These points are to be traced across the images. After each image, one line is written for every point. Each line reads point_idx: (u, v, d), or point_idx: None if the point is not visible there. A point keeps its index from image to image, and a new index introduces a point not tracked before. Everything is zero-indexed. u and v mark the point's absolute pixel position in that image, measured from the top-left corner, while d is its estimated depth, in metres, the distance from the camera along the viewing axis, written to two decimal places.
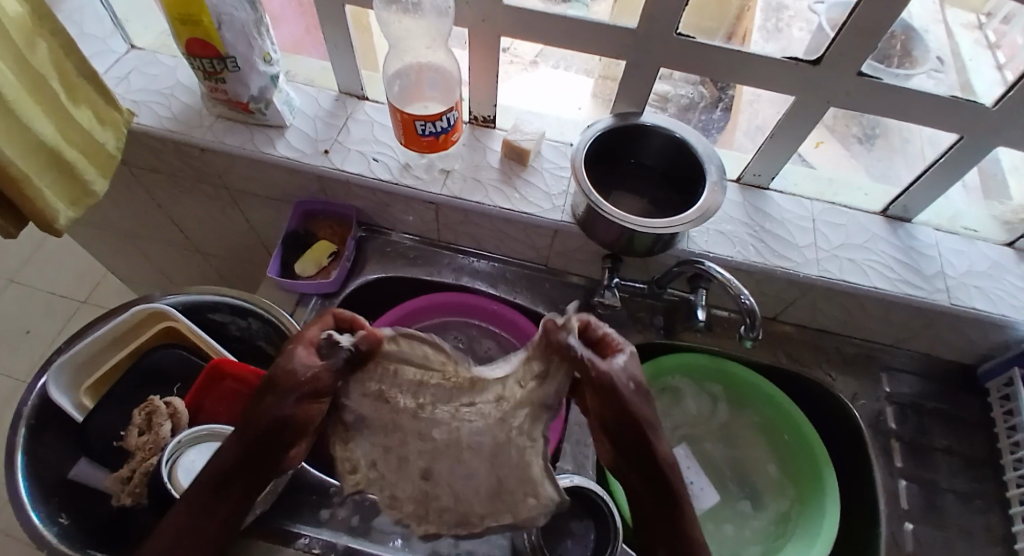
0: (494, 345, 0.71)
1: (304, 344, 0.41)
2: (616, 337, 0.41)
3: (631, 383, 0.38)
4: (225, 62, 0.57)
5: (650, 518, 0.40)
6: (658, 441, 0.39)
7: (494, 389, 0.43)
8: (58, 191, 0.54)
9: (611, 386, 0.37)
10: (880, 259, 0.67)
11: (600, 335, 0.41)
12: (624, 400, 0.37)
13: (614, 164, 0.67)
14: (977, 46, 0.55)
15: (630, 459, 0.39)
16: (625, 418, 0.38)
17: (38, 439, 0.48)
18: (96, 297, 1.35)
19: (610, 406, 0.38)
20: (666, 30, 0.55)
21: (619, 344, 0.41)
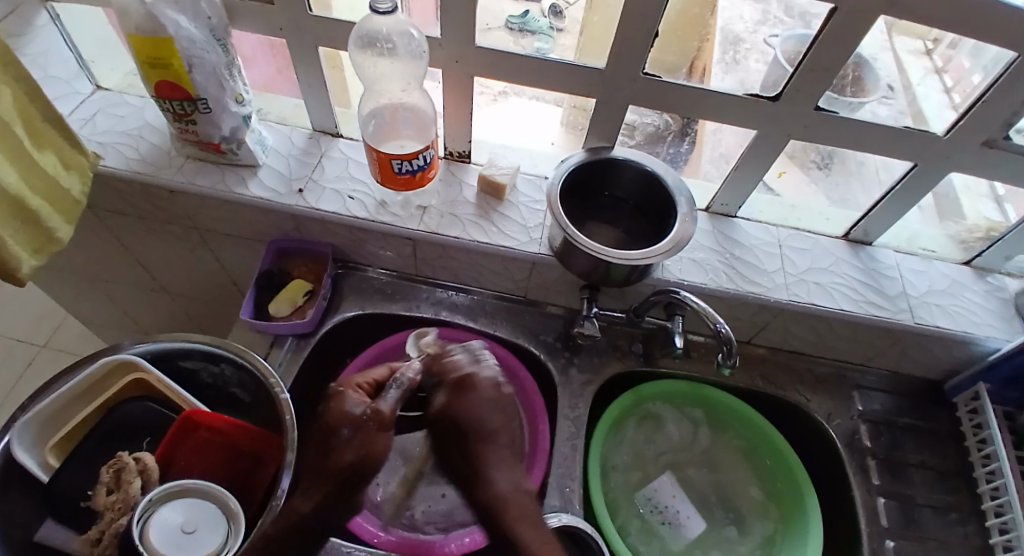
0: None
1: (352, 387, 0.50)
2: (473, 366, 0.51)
3: (447, 418, 0.48)
4: (195, 104, 0.56)
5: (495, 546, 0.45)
6: (489, 488, 0.46)
7: (443, 389, 0.50)
8: (21, 239, 0.53)
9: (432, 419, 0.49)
10: (846, 282, 0.70)
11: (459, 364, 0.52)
12: (438, 441, 0.50)
13: (589, 196, 0.68)
14: (925, 72, 0.60)
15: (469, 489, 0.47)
16: (454, 446, 0.48)
17: (3, 497, 0.45)
18: (56, 340, 1.29)
19: (439, 442, 0.49)
20: (634, 69, 0.57)
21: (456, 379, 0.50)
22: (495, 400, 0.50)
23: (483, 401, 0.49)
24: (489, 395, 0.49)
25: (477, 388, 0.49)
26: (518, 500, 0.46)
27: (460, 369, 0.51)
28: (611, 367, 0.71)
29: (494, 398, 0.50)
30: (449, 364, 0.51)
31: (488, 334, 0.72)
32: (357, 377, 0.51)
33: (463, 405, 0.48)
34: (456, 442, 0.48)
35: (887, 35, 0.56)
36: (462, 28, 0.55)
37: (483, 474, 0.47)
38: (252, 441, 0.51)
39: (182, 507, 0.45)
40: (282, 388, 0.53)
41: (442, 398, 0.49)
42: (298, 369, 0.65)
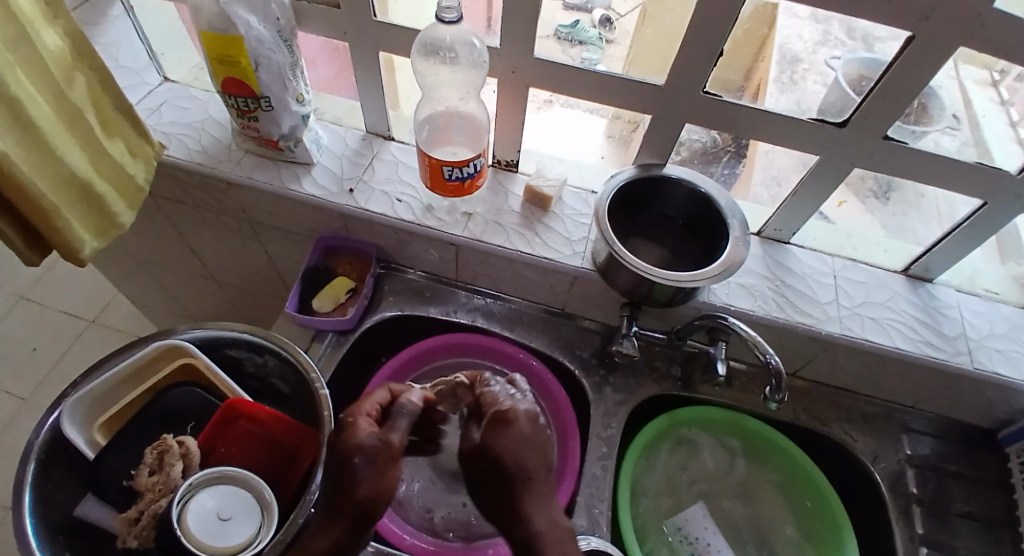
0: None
1: (360, 416, 0.43)
2: (493, 397, 0.48)
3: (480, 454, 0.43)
4: (259, 101, 0.58)
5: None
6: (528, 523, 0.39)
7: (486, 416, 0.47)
8: (85, 222, 0.55)
9: (467, 459, 0.44)
10: (902, 319, 0.66)
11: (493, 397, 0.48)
12: (475, 477, 0.43)
13: (636, 213, 0.67)
14: (990, 102, 0.56)
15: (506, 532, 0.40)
16: (488, 489, 0.42)
17: (47, 474, 0.46)
18: (105, 317, 1.35)
19: (478, 485, 0.43)
20: (693, 87, 0.56)
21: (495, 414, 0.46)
22: (531, 435, 0.45)
23: (521, 436, 0.43)
24: (527, 431, 0.44)
25: (516, 422, 0.45)
26: (561, 539, 0.39)
27: (496, 405, 0.47)
28: (647, 388, 0.70)
29: (525, 431, 0.44)
30: (486, 398, 0.48)
31: (524, 344, 0.72)
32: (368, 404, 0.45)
33: (502, 441, 0.43)
34: (490, 483, 0.42)
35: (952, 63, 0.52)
36: (521, 39, 0.55)
37: (520, 513, 0.40)
38: (289, 435, 0.52)
39: (219, 493, 0.46)
40: (321, 384, 0.53)
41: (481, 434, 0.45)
42: (337, 365, 0.66)
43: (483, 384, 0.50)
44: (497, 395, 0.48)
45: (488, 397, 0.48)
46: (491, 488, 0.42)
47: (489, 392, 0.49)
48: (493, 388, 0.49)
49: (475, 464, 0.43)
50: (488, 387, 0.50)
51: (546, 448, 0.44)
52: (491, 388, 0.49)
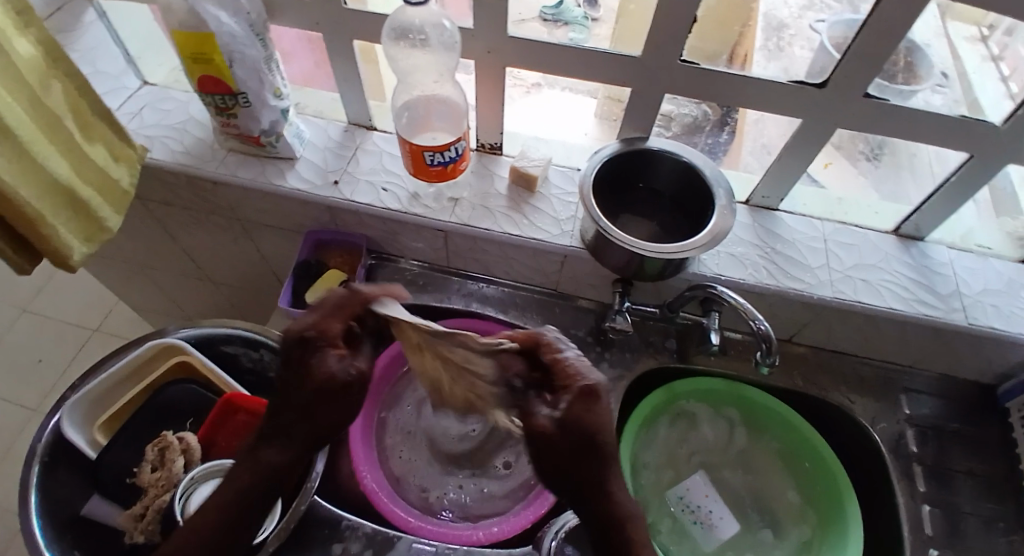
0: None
1: (331, 342, 0.45)
2: (575, 368, 0.44)
3: (561, 437, 0.41)
4: (236, 98, 0.58)
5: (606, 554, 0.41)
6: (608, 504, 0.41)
7: (564, 391, 0.43)
8: (71, 228, 0.54)
9: (544, 438, 0.42)
10: (894, 280, 0.66)
11: (573, 370, 0.44)
12: (557, 454, 0.41)
13: (622, 187, 0.67)
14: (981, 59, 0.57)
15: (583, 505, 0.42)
16: (571, 466, 0.41)
17: (51, 476, 0.47)
18: (108, 325, 1.36)
19: (550, 458, 0.41)
20: (670, 57, 0.55)
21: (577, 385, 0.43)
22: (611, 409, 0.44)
23: (608, 415, 0.42)
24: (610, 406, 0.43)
25: (601, 398, 0.43)
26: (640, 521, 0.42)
27: (581, 377, 0.43)
28: (642, 362, 0.70)
29: (608, 410, 0.43)
30: (564, 365, 0.45)
31: (519, 326, 0.72)
32: (337, 326, 0.45)
33: (589, 416, 0.41)
34: (578, 459, 0.41)
35: (941, 20, 0.53)
36: (495, 19, 0.55)
37: (607, 493, 0.42)
38: None
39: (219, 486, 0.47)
40: None
41: (564, 406, 0.42)
42: None
43: (561, 356, 0.45)
44: (574, 366, 0.45)
45: (570, 370, 0.44)
46: (571, 467, 0.41)
47: (569, 363, 0.45)
48: (574, 360, 0.45)
49: (557, 451, 0.41)
50: (563, 358, 0.45)
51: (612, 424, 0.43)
52: (570, 362, 0.45)
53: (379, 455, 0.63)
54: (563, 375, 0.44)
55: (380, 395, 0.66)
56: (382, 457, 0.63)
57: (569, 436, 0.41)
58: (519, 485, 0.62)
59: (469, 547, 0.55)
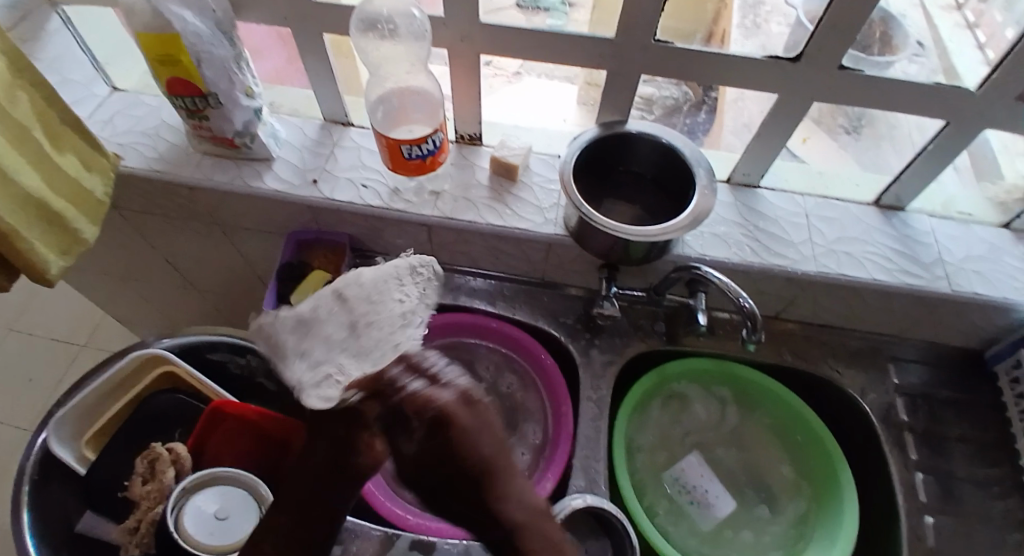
0: (516, 379, 0.68)
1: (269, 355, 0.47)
2: (423, 395, 0.40)
3: (433, 473, 0.39)
4: (207, 99, 0.56)
5: None
6: (506, 512, 0.39)
7: (416, 430, 0.40)
8: (48, 241, 0.53)
9: (417, 482, 0.40)
10: (878, 251, 0.67)
11: (421, 401, 0.40)
12: (436, 493, 0.39)
13: (603, 171, 0.66)
14: (957, 27, 0.56)
15: (476, 526, 0.39)
16: (450, 497, 0.39)
17: (42, 495, 0.46)
18: (96, 340, 1.34)
19: (433, 494, 0.40)
20: (645, 37, 0.54)
21: (426, 413, 0.40)
22: (476, 413, 0.41)
23: (468, 431, 0.39)
24: (471, 417, 0.40)
25: (456, 418, 0.39)
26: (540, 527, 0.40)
27: (427, 408, 0.40)
28: (633, 347, 0.70)
29: (459, 435, 0.39)
30: (410, 404, 0.40)
31: (508, 317, 0.72)
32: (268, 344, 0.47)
33: (451, 445, 0.39)
34: (455, 492, 0.39)
35: None
36: (467, 6, 0.54)
37: (493, 511, 0.38)
38: (274, 424, 0.51)
39: (214, 497, 0.46)
40: None
41: (421, 445, 0.40)
42: None
43: (405, 392, 0.41)
44: (419, 400, 0.40)
45: (416, 407, 0.40)
46: (452, 496, 0.39)
47: (415, 397, 0.41)
48: (414, 391, 0.41)
49: (433, 485, 0.39)
50: (408, 391, 0.41)
51: (482, 434, 0.40)
52: (415, 393, 0.41)
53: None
54: (411, 412, 0.40)
55: None
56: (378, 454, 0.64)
57: (440, 471, 0.39)
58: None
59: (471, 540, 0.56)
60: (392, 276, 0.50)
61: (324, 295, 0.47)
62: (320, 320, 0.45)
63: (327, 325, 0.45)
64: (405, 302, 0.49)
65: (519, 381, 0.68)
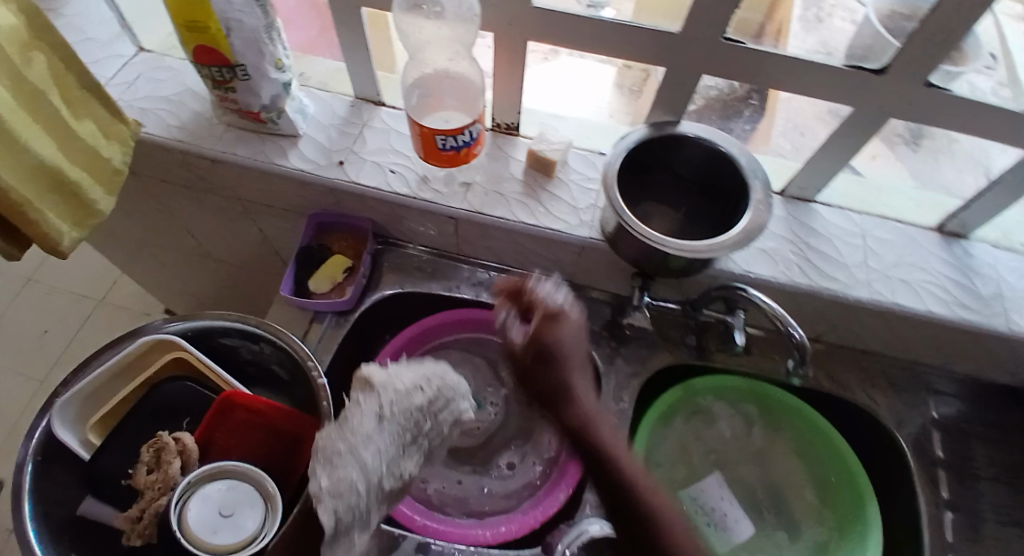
0: None
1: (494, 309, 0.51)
2: (543, 291, 0.50)
3: (530, 354, 0.47)
4: (235, 70, 0.53)
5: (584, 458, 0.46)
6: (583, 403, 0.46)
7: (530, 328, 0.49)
8: (61, 212, 0.51)
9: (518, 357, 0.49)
10: (934, 280, 0.62)
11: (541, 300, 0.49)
12: (534, 371, 0.47)
13: (648, 174, 0.62)
14: None
15: (557, 409, 0.47)
16: (544, 377, 0.47)
17: (46, 476, 0.45)
18: (114, 298, 1.34)
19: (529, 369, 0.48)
20: (711, 34, 0.49)
21: (558, 333, 0.47)
22: (580, 327, 0.49)
23: (575, 329, 0.48)
24: (578, 324, 0.48)
25: (564, 314, 0.48)
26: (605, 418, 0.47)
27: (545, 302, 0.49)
28: (659, 359, 0.67)
29: (570, 325, 0.48)
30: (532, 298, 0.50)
31: None
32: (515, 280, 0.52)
33: (554, 333, 0.47)
34: (548, 366, 0.46)
35: None
36: None
37: (572, 395, 0.46)
38: (288, 422, 0.50)
39: (222, 489, 0.44)
40: (319, 371, 0.51)
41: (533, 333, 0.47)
42: (338, 346, 0.63)
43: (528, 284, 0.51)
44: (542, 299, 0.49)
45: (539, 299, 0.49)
46: (547, 384, 0.47)
47: (537, 291, 0.50)
48: (539, 286, 0.50)
49: (532, 374, 0.47)
50: (530, 288, 0.50)
51: (579, 335, 0.48)
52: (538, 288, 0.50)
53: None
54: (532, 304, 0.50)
55: None
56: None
57: (536, 365, 0.47)
58: (524, 485, 0.61)
59: (476, 547, 0.54)
60: (425, 387, 0.46)
61: (365, 408, 0.42)
62: (366, 440, 0.41)
63: (374, 443, 0.42)
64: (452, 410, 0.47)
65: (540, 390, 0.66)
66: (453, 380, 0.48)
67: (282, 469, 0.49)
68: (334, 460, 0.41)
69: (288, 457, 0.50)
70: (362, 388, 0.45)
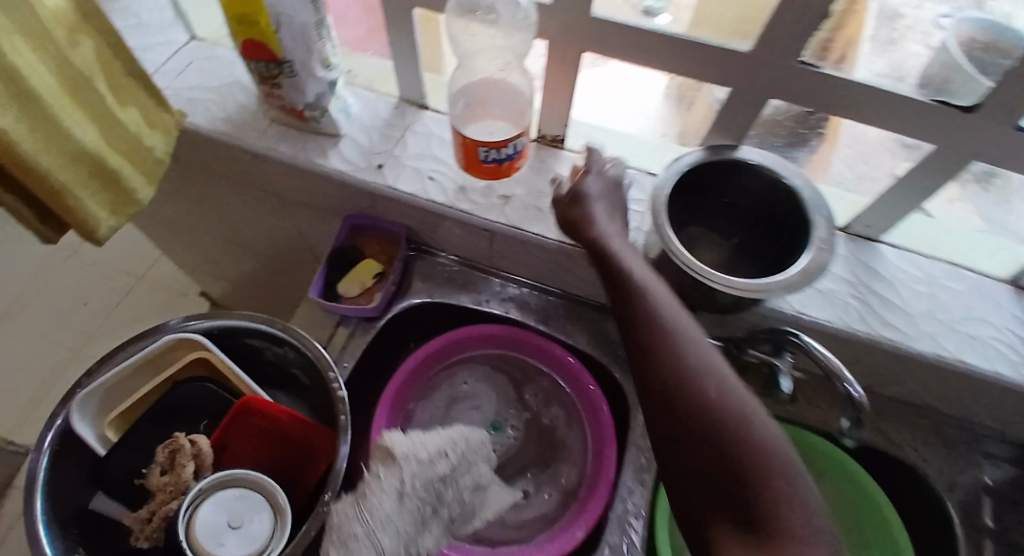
0: (562, 413, 0.63)
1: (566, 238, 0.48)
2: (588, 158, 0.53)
3: (568, 199, 0.50)
4: (282, 66, 0.52)
5: (634, 314, 0.40)
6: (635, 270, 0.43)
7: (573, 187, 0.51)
8: (100, 201, 0.51)
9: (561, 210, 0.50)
10: (1007, 340, 0.56)
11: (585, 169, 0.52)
12: (578, 223, 0.48)
13: (701, 200, 0.58)
14: None
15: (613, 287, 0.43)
16: (587, 222, 0.47)
17: (59, 468, 0.45)
18: (152, 276, 1.34)
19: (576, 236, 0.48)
20: (784, 57, 0.46)
21: (627, 268, 0.43)
22: (615, 189, 0.52)
23: (611, 186, 0.51)
24: (613, 187, 0.51)
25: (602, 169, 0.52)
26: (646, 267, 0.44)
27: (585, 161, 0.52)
28: None
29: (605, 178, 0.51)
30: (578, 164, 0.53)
31: (561, 340, 0.65)
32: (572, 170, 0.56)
33: (588, 181, 0.50)
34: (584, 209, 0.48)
35: None
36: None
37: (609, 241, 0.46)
38: (305, 433, 0.49)
39: (232, 500, 0.43)
40: (338, 383, 0.49)
41: (571, 198, 0.50)
42: (363, 351, 0.62)
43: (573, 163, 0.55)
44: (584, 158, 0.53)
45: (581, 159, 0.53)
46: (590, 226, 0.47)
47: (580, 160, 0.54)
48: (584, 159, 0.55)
49: (570, 215, 0.49)
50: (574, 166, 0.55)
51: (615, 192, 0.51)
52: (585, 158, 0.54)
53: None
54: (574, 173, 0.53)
55: (409, 390, 0.62)
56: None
57: (576, 214, 0.49)
58: (539, 517, 0.58)
59: None
60: (448, 453, 0.46)
61: (384, 485, 0.42)
62: (384, 521, 0.41)
63: (391, 524, 0.41)
64: (472, 479, 0.47)
65: (566, 417, 0.63)
66: (475, 447, 0.49)
67: (298, 484, 0.48)
68: (351, 543, 0.41)
69: (301, 475, 0.49)
70: (382, 460, 0.45)
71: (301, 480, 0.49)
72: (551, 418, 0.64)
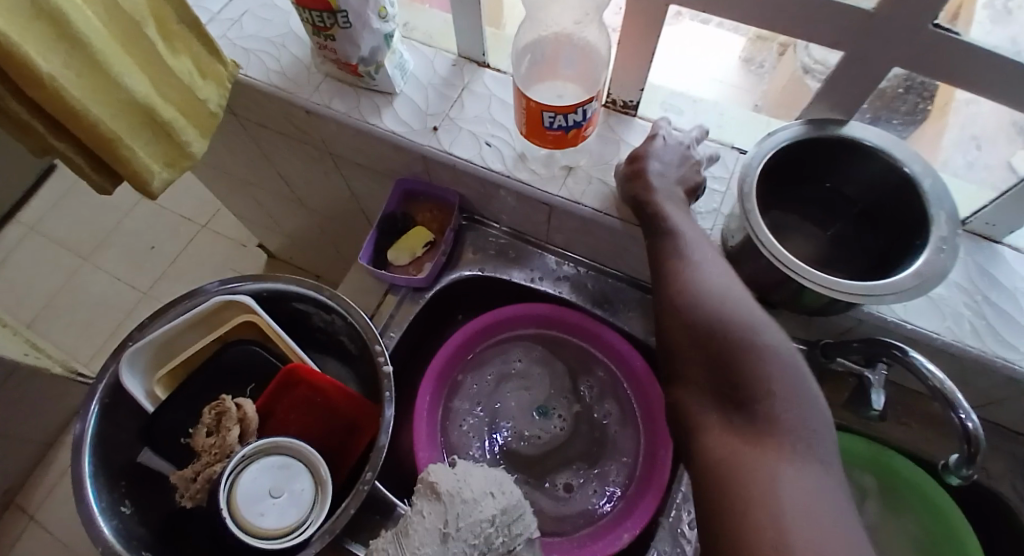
0: (616, 410, 0.60)
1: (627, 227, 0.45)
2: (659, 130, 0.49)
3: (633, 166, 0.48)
4: (336, 17, 0.48)
5: (671, 270, 0.40)
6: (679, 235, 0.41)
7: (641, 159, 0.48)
8: (154, 152, 0.50)
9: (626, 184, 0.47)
10: None
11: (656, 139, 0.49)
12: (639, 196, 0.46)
13: (796, 183, 0.51)
14: None
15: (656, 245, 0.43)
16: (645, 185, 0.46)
17: (111, 419, 0.46)
18: (214, 224, 1.38)
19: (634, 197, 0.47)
20: (921, 17, 0.37)
21: (675, 229, 0.42)
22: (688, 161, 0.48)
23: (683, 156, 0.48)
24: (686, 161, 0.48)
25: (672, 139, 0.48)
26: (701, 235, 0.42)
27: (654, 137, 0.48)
28: None
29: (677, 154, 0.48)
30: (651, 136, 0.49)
31: (620, 327, 0.60)
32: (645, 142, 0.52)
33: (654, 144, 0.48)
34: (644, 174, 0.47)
35: None
36: None
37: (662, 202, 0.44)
38: (350, 406, 0.49)
39: (274, 473, 0.43)
40: (386, 359, 0.48)
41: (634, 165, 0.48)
42: (411, 321, 0.60)
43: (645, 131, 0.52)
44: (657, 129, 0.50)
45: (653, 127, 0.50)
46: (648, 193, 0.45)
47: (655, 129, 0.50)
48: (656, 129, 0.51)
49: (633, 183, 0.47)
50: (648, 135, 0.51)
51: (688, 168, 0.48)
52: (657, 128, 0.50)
53: (442, 418, 0.59)
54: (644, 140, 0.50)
55: (455, 365, 0.60)
56: (443, 424, 0.59)
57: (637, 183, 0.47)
58: (580, 513, 0.56)
59: None
60: (495, 494, 0.44)
61: (427, 525, 0.41)
62: None
63: None
64: (520, 525, 0.44)
65: (620, 411, 0.60)
66: (522, 492, 0.46)
67: (340, 459, 0.48)
68: None
69: (344, 449, 0.49)
70: (425, 496, 0.43)
71: (343, 453, 0.49)
72: (602, 413, 0.60)
